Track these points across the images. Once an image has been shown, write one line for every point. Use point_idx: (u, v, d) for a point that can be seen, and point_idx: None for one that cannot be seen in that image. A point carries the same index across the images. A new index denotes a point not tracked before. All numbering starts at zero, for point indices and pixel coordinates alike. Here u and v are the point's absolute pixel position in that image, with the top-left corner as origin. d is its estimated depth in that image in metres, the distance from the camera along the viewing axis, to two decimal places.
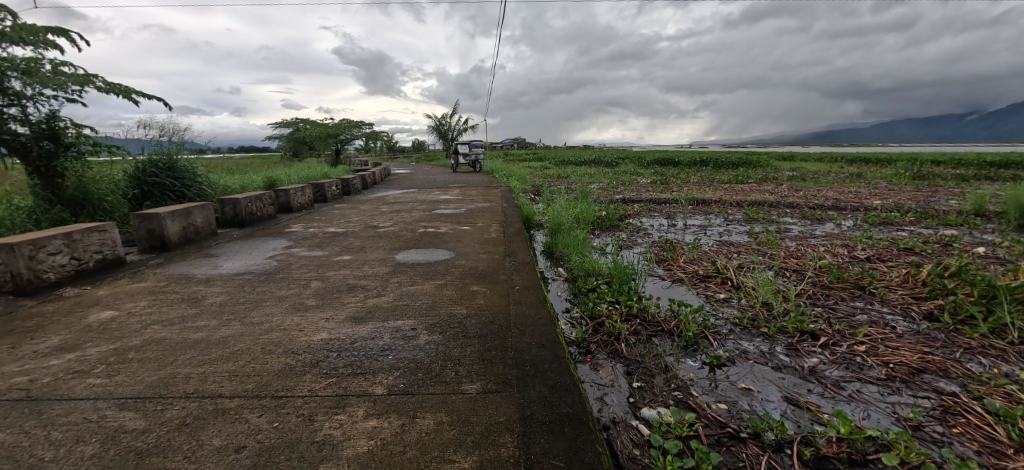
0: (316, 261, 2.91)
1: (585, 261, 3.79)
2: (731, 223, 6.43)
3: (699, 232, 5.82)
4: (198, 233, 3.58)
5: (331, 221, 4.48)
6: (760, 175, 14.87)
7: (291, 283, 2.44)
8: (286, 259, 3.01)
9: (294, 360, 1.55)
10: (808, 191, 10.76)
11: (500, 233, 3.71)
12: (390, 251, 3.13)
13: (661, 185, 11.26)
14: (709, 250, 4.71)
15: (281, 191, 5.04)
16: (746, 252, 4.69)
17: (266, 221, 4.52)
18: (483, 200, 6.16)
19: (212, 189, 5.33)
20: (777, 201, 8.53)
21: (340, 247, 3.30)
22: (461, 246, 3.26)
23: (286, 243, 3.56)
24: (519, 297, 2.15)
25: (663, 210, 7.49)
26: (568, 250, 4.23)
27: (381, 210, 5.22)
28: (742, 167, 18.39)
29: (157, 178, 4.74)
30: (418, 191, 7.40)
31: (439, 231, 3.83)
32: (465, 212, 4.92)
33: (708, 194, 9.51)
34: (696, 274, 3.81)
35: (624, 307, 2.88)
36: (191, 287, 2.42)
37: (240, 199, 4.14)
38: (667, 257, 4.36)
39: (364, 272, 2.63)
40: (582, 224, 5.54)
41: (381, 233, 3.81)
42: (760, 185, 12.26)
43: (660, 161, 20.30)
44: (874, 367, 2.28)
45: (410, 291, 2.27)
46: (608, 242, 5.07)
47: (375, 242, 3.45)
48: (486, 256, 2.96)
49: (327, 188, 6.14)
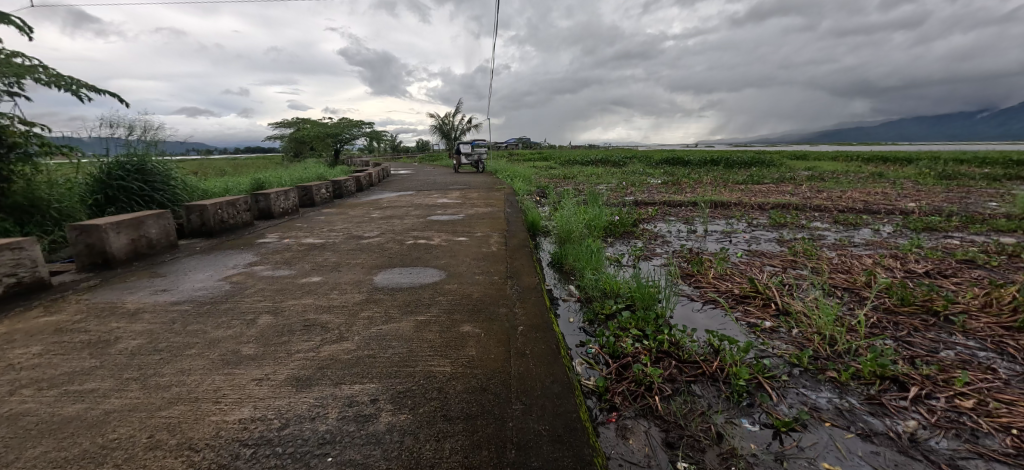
0: (277, 284, 2.40)
1: (600, 278, 3.25)
2: (757, 229, 5.85)
3: (723, 240, 5.23)
4: (152, 247, 3.08)
5: (312, 230, 3.97)
6: (776, 176, 14.22)
7: (233, 318, 1.93)
8: (243, 280, 2.49)
9: (185, 465, 1.04)
10: (831, 192, 10.10)
11: (501, 246, 3.18)
12: (369, 270, 2.61)
13: (673, 186, 10.67)
14: (740, 262, 4.13)
15: (260, 196, 4.56)
16: (782, 265, 4.10)
17: (239, 229, 4.03)
18: (484, 204, 5.63)
19: (187, 193, 4.82)
20: (801, 204, 7.92)
21: (312, 265, 2.78)
22: (454, 263, 2.72)
23: (252, 257, 3.05)
24: (523, 343, 1.62)
25: (680, 214, 6.92)
26: (579, 263, 3.69)
27: (371, 217, 4.71)
28: (756, 166, 17.74)
29: (123, 182, 4.22)
30: (415, 194, 6.89)
31: (431, 243, 3.30)
32: (463, 218, 4.39)
33: (725, 196, 8.92)
34: (732, 294, 3.25)
35: (653, 342, 2.36)
36: (108, 324, 1.90)
37: (207, 206, 3.66)
38: (693, 271, 3.80)
39: (330, 302, 2.11)
40: (593, 232, 4.99)
41: (364, 245, 3.29)
42: (778, 185, 11.62)
43: (670, 160, 19.63)
44: (994, 436, 1.73)
45: (381, 331, 1.75)
46: (623, 252, 4.51)
47: (355, 257, 2.93)
48: (483, 277, 2.43)
49: (315, 191, 5.63)
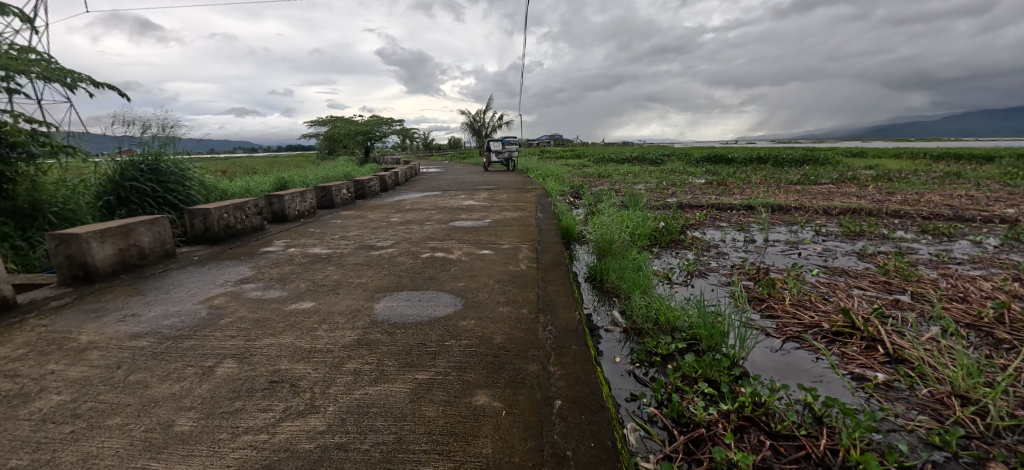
0: (260, 311, 1.99)
1: (652, 304, 2.66)
2: (828, 239, 5.03)
3: (791, 253, 4.46)
4: (143, 257, 2.80)
5: (323, 238, 3.60)
6: (834, 175, 12.90)
7: (187, 365, 1.51)
8: (223, 304, 2.10)
9: None
10: (907, 194, 8.89)
11: (531, 261, 2.66)
12: (372, 294, 2.16)
13: (719, 187, 9.76)
14: (820, 285, 3.40)
15: (273, 197, 4.26)
16: (875, 289, 3.34)
17: (247, 235, 3.73)
18: (513, 207, 5.13)
19: (203, 192, 4.61)
20: (875, 207, 6.91)
21: (308, 284, 2.37)
22: (472, 287, 2.23)
23: (247, 271, 2.68)
24: (561, 436, 1.11)
25: (732, 219, 6.16)
26: (624, 280, 3.10)
27: (390, 221, 4.31)
28: (809, 165, 16.28)
29: (135, 182, 4.03)
30: (440, 195, 6.48)
31: (449, 258, 2.82)
32: (489, 225, 3.89)
33: (781, 198, 7.98)
34: (819, 333, 2.58)
35: (732, 404, 1.78)
36: (44, 365, 1.54)
37: (210, 210, 3.37)
38: (764, 294, 3.15)
39: (313, 342, 1.66)
40: (636, 241, 4.36)
41: (374, 258, 2.86)
42: (839, 186, 10.45)
43: (712, 158, 18.42)
44: None
45: (363, 401, 1.27)
46: (673, 267, 3.87)
47: (358, 275, 2.49)
48: (508, 309, 1.92)
49: (334, 191, 5.32)
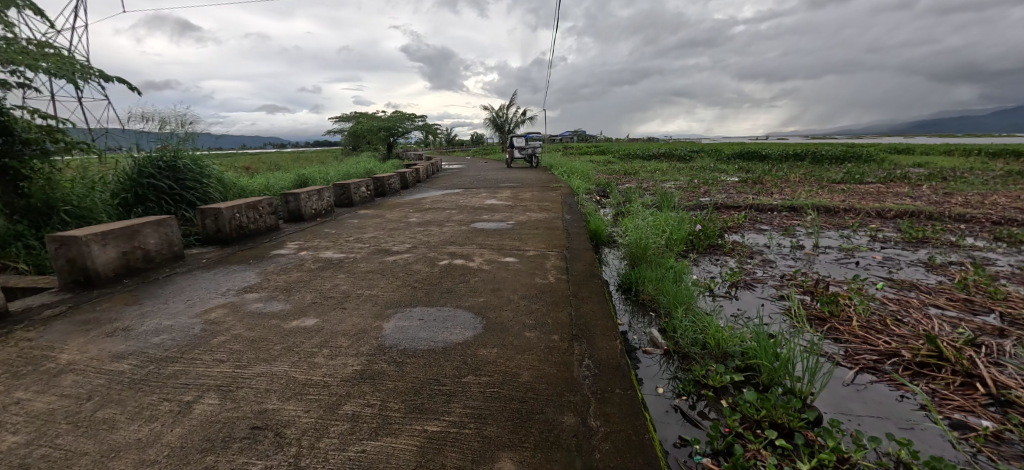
0: (256, 330, 1.79)
1: (698, 324, 2.31)
2: (889, 245, 4.48)
3: (847, 262, 3.96)
4: (149, 259, 2.69)
5: (338, 240, 3.41)
6: (883, 173, 11.92)
7: (164, 400, 1.32)
8: (220, 320, 1.92)
9: None
10: (971, 194, 8.02)
11: (559, 273, 2.37)
12: (381, 311, 1.92)
13: (756, 186, 9.14)
14: (889, 301, 2.90)
15: (289, 196, 4.11)
16: (955, 309, 2.80)
17: (261, 235, 3.59)
18: (538, 207, 4.82)
19: (221, 190, 4.52)
20: (937, 209, 6.20)
21: (313, 296, 2.15)
22: (494, 304, 1.95)
23: (253, 277, 2.50)
24: None
25: (774, 222, 5.66)
26: (662, 293, 2.75)
27: (408, 221, 4.09)
28: (851, 162, 15.22)
29: (152, 179, 3.97)
30: (461, 193, 6.24)
31: (469, 265, 2.55)
32: (512, 228, 3.61)
33: (827, 199, 7.34)
34: (898, 364, 2.14)
35: (809, 461, 1.43)
36: (13, 392, 1.38)
37: (221, 210, 3.22)
38: (824, 312, 2.71)
39: (308, 372, 1.43)
40: (671, 246, 3.98)
41: (387, 264, 2.63)
42: (891, 185, 9.60)
43: (745, 155, 17.54)
44: None
45: (358, 462, 1.02)
46: (714, 277, 3.47)
47: (368, 285, 2.26)
48: (536, 334, 1.64)
49: (353, 189, 5.15)
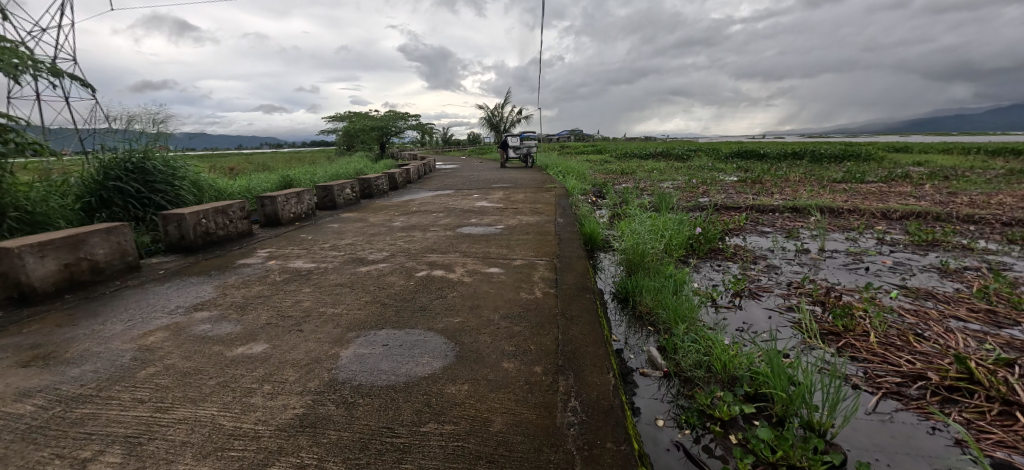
0: (193, 360, 1.55)
1: (702, 343, 2.08)
2: (897, 249, 4.25)
3: (856, 268, 3.71)
4: (98, 272, 2.45)
5: (312, 247, 3.16)
6: (883, 172, 11.73)
7: (56, 457, 1.09)
8: (157, 346, 1.68)
9: None
10: (976, 194, 7.79)
11: (547, 286, 2.13)
12: (341, 335, 1.68)
13: (756, 186, 8.91)
14: (906, 313, 2.66)
15: (265, 199, 3.86)
16: (979, 321, 2.56)
17: (230, 242, 3.34)
18: (530, 210, 4.58)
19: (195, 193, 4.26)
20: (944, 210, 5.96)
21: (270, 315, 1.91)
22: (471, 325, 1.71)
23: (209, 291, 2.25)
24: None
25: (777, 224, 5.44)
26: (662, 305, 2.52)
27: (391, 225, 3.85)
28: (850, 161, 15.04)
29: (118, 183, 3.73)
30: (452, 195, 5.99)
31: (449, 277, 2.31)
32: (501, 233, 3.36)
33: (829, 199, 7.12)
34: (924, 388, 1.92)
35: None
36: None
37: (185, 216, 2.97)
38: (838, 326, 2.48)
39: (240, 418, 1.20)
40: (670, 251, 3.74)
41: (359, 276, 2.38)
42: (892, 185, 9.38)
43: (743, 154, 17.36)
44: None
45: None
46: (717, 285, 3.24)
47: (334, 302, 2.02)
48: (516, 366, 1.40)
49: (336, 191, 4.90)
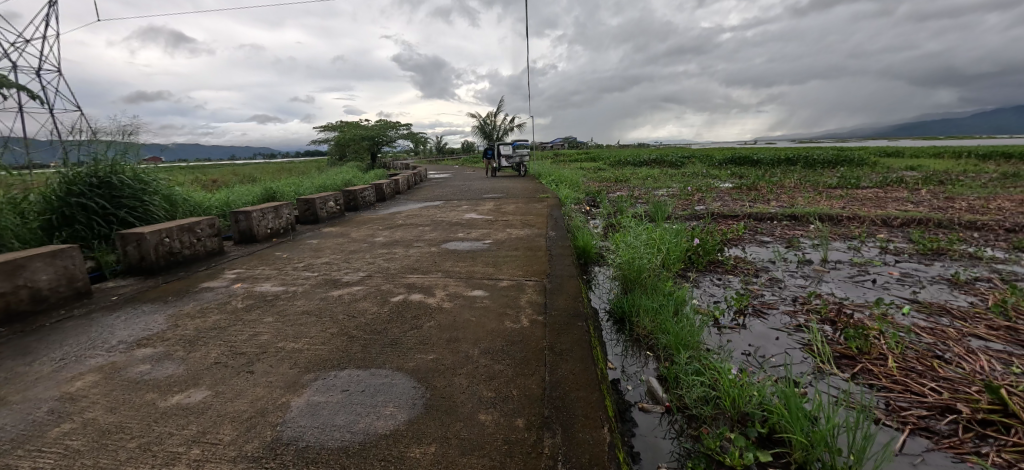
0: (117, 414, 1.32)
1: (706, 373, 1.87)
2: (903, 259, 4.07)
3: (862, 280, 3.52)
4: (39, 300, 2.21)
5: (284, 267, 2.94)
6: (876, 177, 11.69)
7: None
8: (82, 394, 1.45)
9: None
10: (973, 199, 7.69)
11: (534, 313, 1.91)
12: (296, 377, 1.46)
13: (751, 193, 8.79)
14: (922, 332, 2.46)
15: (239, 214, 3.64)
16: (1001, 340, 2.37)
17: (197, 262, 3.11)
18: (521, 222, 4.39)
19: (167, 208, 4.02)
20: (944, 216, 5.82)
21: (220, 353, 1.68)
22: (447, 363, 1.50)
23: (160, 323, 2.02)
24: None
25: (775, 233, 5.28)
26: (661, 329, 2.32)
27: (373, 241, 3.63)
28: (843, 166, 15.00)
29: (82, 198, 3.47)
30: (441, 206, 5.79)
31: (427, 302, 2.09)
32: (488, 250, 3.16)
33: (826, 206, 6.99)
34: (954, 423, 1.73)
35: None
36: None
37: (145, 235, 2.74)
38: (851, 349, 2.28)
39: None
40: (668, 265, 3.56)
41: (327, 302, 2.16)
42: (888, 190, 9.28)
43: (736, 160, 17.38)
44: None
45: None
46: (718, 302, 3.04)
47: (295, 335, 1.79)
48: (493, 419, 1.19)
49: (318, 205, 4.68)
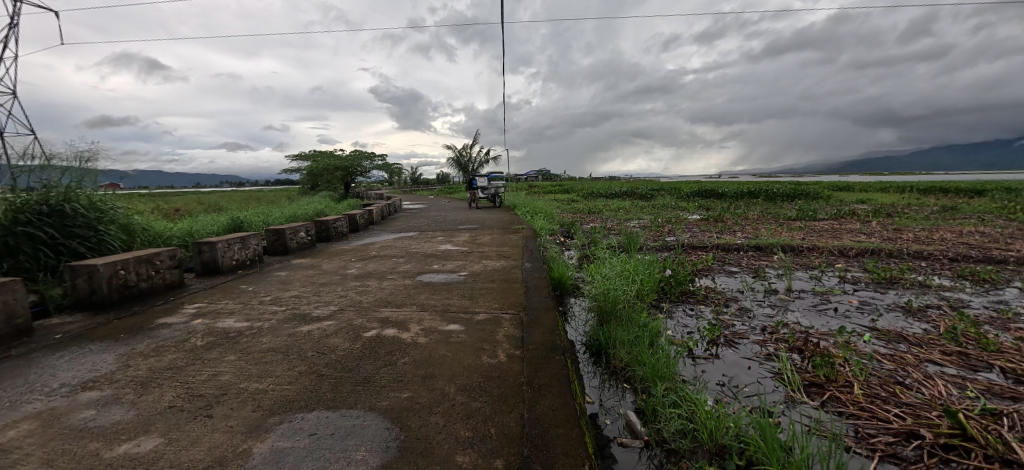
0: (55, 467, 1.19)
1: (683, 405, 1.88)
2: (861, 288, 4.28)
3: (825, 309, 3.67)
4: None
5: (249, 301, 2.79)
6: (830, 211, 12.43)
7: None
8: (14, 446, 1.30)
9: None
10: (917, 230, 8.27)
11: (511, 348, 1.88)
12: (259, 421, 1.37)
13: (718, 224, 9.15)
14: (884, 359, 2.57)
15: (203, 245, 3.48)
16: (954, 365, 2.50)
17: (152, 296, 2.93)
18: (497, 254, 4.39)
19: (124, 237, 3.80)
20: (894, 246, 6.21)
21: (175, 395, 1.56)
22: (422, 402, 1.45)
23: (109, 363, 1.87)
24: None
25: (742, 263, 5.48)
26: (639, 361, 2.32)
27: (345, 274, 3.53)
28: (800, 199, 15.91)
29: (29, 227, 3.22)
30: (416, 238, 5.72)
31: (402, 338, 2.03)
32: (464, 282, 3.12)
33: (787, 237, 7.35)
34: (920, 448, 1.78)
35: None
36: None
37: (98, 267, 2.58)
38: (820, 377, 2.33)
39: None
40: (642, 296, 3.61)
41: (295, 339, 2.06)
42: (842, 222, 9.87)
43: (702, 193, 18.19)
44: None
45: None
46: (692, 333, 3.09)
47: (260, 374, 1.69)
48: (471, 460, 1.15)
49: (288, 236, 4.55)
